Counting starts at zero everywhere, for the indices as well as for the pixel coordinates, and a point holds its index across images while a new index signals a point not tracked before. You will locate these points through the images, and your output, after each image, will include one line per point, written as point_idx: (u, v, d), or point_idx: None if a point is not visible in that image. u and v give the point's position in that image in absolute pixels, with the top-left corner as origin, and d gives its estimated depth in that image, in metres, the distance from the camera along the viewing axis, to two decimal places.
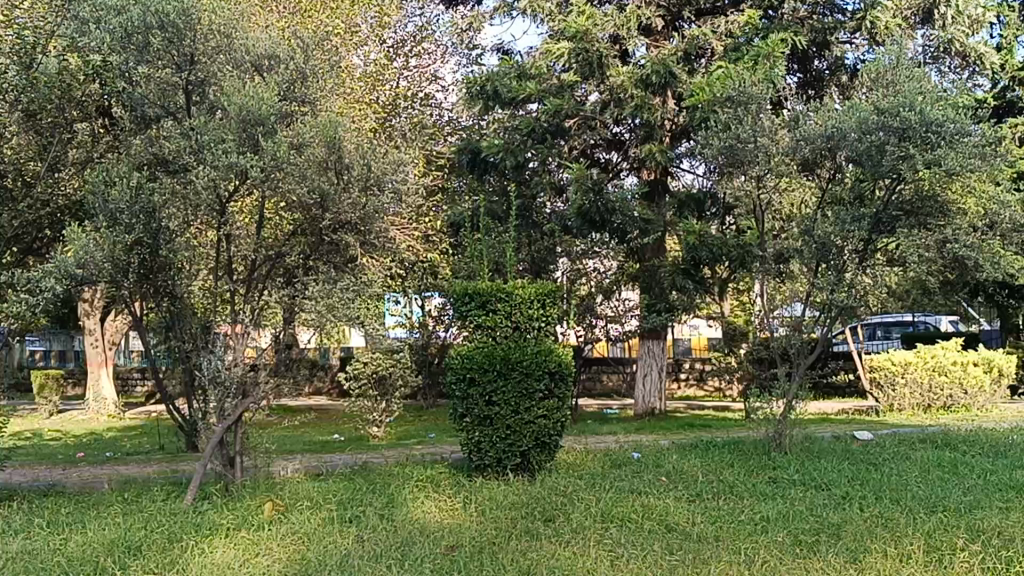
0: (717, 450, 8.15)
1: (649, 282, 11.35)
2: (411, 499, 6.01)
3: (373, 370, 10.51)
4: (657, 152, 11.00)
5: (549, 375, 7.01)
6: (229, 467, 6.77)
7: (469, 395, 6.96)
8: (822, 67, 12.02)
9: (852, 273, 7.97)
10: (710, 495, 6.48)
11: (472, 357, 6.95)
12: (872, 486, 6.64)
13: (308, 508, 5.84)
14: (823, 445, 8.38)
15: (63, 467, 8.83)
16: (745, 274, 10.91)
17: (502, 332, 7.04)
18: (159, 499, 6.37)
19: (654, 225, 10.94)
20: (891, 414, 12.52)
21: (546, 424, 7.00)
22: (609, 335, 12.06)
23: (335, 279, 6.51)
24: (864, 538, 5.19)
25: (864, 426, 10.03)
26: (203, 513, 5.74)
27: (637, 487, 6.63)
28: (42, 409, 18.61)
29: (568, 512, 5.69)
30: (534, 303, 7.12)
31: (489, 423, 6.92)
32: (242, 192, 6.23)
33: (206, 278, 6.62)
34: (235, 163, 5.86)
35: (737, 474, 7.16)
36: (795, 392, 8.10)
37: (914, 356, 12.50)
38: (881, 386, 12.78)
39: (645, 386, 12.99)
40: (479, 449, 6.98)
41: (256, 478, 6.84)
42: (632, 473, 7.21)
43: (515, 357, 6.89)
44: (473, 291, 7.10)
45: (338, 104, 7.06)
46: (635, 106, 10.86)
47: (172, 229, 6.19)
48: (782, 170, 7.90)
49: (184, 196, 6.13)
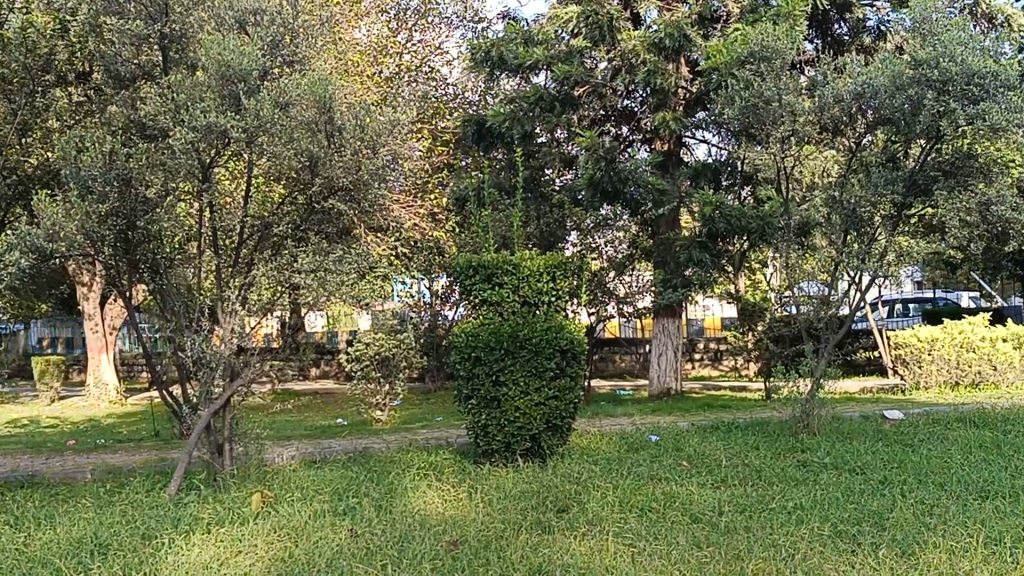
0: (739, 433, 7.66)
1: (664, 256, 10.84)
2: (412, 489, 5.53)
3: (375, 352, 10.03)
4: (671, 119, 10.47)
5: (561, 353, 6.52)
6: (218, 455, 6.30)
7: (475, 374, 6.47)
8: (843, 30, 11.44)
9: (883, 242, 7.45)
10: (737, 481, 5.99)
11: (477, 334, 6.47)
12: (912, 470, 6.14)
13: (299, 500, 5.36)
14: (852, 426, 7.87)
15: (49, 455, 8.38)
16: (764, 247, 10.39)
17: (510, 307, 6.56)
18: (140, 491, 5.91)
19: (669, 197, 10.45)
20: (917, 392, 12.00)
21: (557, 406, 6.52)
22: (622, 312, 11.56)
23: (329, 252, 6.07)
24: (911, 528, 4.69)
25: (892, 405, 9.52)
26: (185, 507, 5.27)
27: (657, 473, 6.14)
28: (42, 397, 18.20)
29: (583, 502, 5.20)
30: (544, 276, 6.61)
31: (497, 405, 6.44)
32: (227, 157, 5.71)
33: (190, 251, 6.14)
34: (215, 124, 5.36)
35: (763, 458, 6.67)
36: (823, 369, 7.60)
37: (940, 332, 11.98)
38: (907, 364, 12.26)
39: (661, 365, 12.49)
40: (487, 433, 6.50)
41: (248, 468, 6.38)
42: (651, 457, 6.72)
43: (524, 334, 6.40)
44: (478, 264, 6.61)
45: (331, 64, 6.57)
46: (649, 72, 10.34)
47: (150, 198, 5.68)
48: (808, 131, 7.37)
49: (163, 162, 5.61)
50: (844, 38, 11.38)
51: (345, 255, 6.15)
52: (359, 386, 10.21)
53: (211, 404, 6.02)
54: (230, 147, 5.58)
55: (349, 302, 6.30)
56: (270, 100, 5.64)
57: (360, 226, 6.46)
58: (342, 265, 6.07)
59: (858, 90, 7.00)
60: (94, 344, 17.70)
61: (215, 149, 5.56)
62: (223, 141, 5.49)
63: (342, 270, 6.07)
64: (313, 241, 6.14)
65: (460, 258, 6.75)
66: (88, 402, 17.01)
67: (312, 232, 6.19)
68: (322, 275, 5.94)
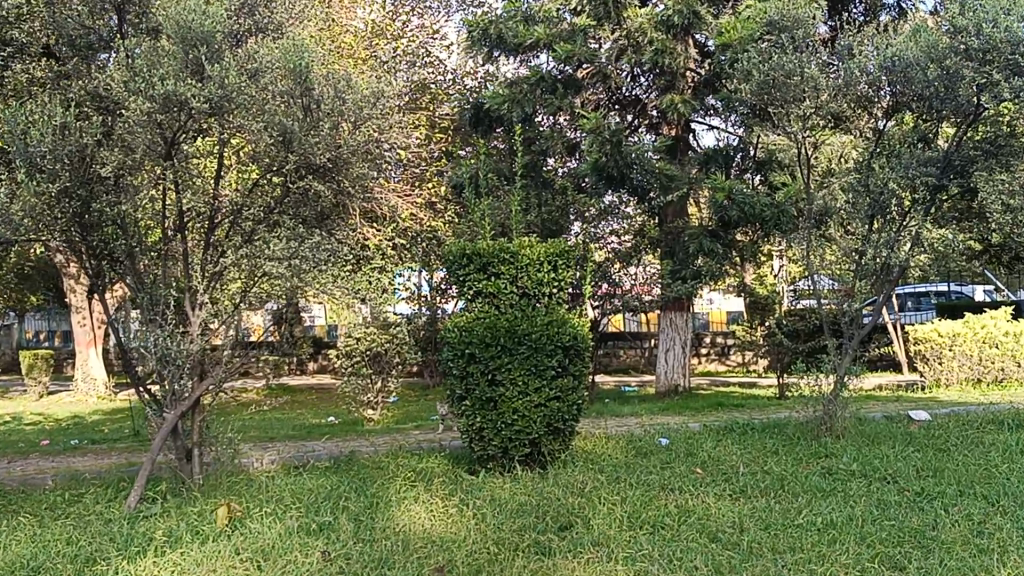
0: (756, 435, 7.09)
1: (672, 246, 10.27)
2: (397, 502, 4.97)
3: (366, 347, 9.46)
4: (679, 101, 9.94)
5: (563, 350, 5.95)
6: (186, 462, 5.74)
7: (468, 373, 5.91)
8: (860, 9, 10.89)
9: (912, 229, 6.87)
10: (757, 492, 5.43)
11: (472, 330, 5.91)
12: (949, 479, 5.58)
13: (271, 514, 4.80)
14: (878, 427, 7.30)
15: (13, 458, 7.81)
16: (779, 236, 9.83)
17: (507, 300, 5.99)
18: (97, 502, 5.35)
19: (678, 183, 9.87)
20: (937, 389, 11.43)
21: (560, 408, 5.96)
22: (627, 306, 10.99)
23: (306, 237, 5.50)
24: (961, 550, 4.14)
25: (917, 404, 8.95)
26: (141, 523, 4.71)
27: (670, 482, 5.58)
28: (30, 392, 17.66)
29: (588, 518, 4.65)
30: (545, 265, 6.04)
31: (493, 408, 5.88)
32: (191, 130, 5.14)
33: (155, 236, 5.59)
34: (175, 93, 4.78)
35: (784, 464, 6.12)
36: (847, 367, 7.03)
37: (962, 326, 11.41)
38: (926, 360, 11.68)
39: (668, 361, 11.95)
40: (482, 437, 5.94)
41: (219, 475, 5.82)
42: (661, 463, 6.16)
43: (522, 328, 5.85)
44: (472, 252, 6.03)
45: (312, 35, 6.02)
46: (657, 50, 9.76)
47: (107, 177, 5.09)
48: (831, 108, 6.81)
49: (119, 137, 5.07)
50: (860, 17, 10.80)
51: (324, 241, 5.59)
52: (349, 383, 9.65)
53: (177, 406, 5.47)
54: (195, 120, 5.01)
55: (329, 293, 5.73)
56: (239, 68, 5.07)
57: (341, 210, 5.90)
58: (319, 253, 5.50)
59: (887, 62, 6.44)
60: (82, 338, 17.12)
61: (179, 122, 4.99)
62: (187, 113, 4.93)
63: (319, 258, 5.49)
64: (288, 226, 5.57)
65: (453, 246, 6.17)
66: (75, 397, 16.44)
67: (286, 215, 5.62)
68: (296, 263, 5.37)
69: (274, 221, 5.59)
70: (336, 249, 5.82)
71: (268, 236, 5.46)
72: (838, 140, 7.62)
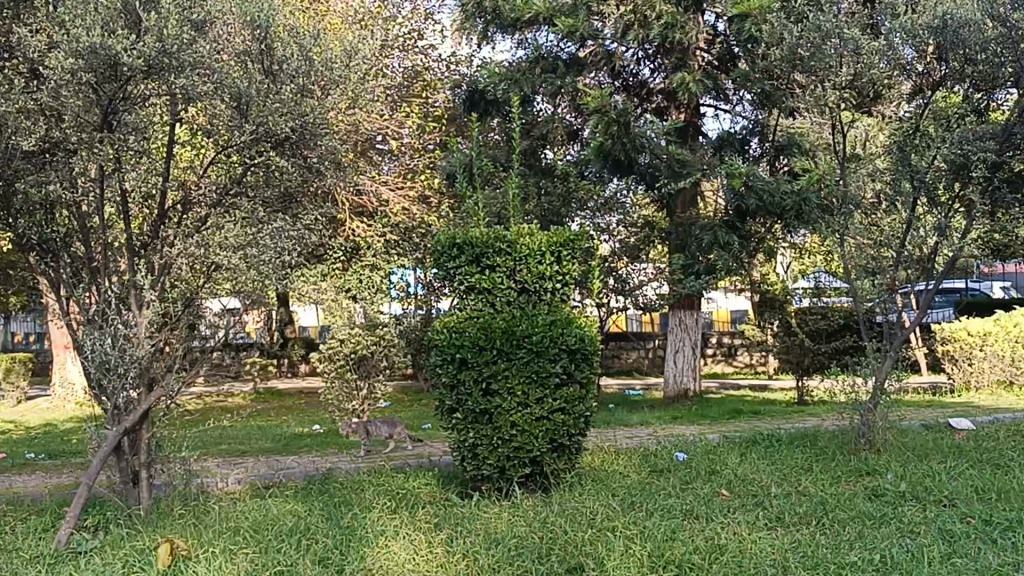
0: (784, 449, 6.31)
1: (684, 239, 9.48)
2: (376, 537, 4.18)
3: (351, 350, 8.67)
4: (690, 81, 9.20)
5: (569, 355, 5.16)
6: (133, 486, 4.94)
7: (460, 381, 5.13)
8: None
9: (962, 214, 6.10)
10: (796, 520, 4.66)
11: (463, 332, 5.12)
12: (1018, 502, 4.81)
13: (222, 553, 4.01)
14: (923, 439, 6.51)
15: None
16: (800, 226, 9.06)
17: (504, 297, 5.21)
18: (24, 534, 4.55)
19: (690, 169, 9.10)
20: (967, 392, 10.65)
21: (566, 422, 5.17)
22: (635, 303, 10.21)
23: (267, 223, 4.71)
24: None
25: (956, 411, 8.17)
26: (68, 566, 3.93)
27: (694, 508, 4.82)
28: (7, 397, 16.78)
29: (602, 556, 3.88)
30: (547, 256, 5.26)
31: (489, 422, 5.10)
32: (130, 98, 4.32)
33: (94, 223, 4.79)
34: (103, 47, 3.96)
35: (821, 485, 5.34)
36: (888, 371, 6.25)
37: (993, 325, 10.64)
38: (954, 361, 10.91)
39: (677, 364, 11.15)
40: (476, 455, 5.17)
41: (171, 500, 5.02)
42: (680, 485, 5.38)
43: (521, 329, 5.06)
44: (463, 241, 5.24)
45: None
46: (666, 25, 9.01)
47: (28, 150, 4.27)
48: None
49: (43, 103, 4.25)
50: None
51: (290, 228, 4.81)
52: (332, 389, 8.84)
53: (120, 422, 4.67)
54: (134, 84, 4.21)
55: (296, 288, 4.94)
56: (185, 19, 4.28)
57: (312, 194, 5.13)
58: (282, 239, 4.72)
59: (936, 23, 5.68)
60: (58, 341, 16.25)
61: (113, 86, 4.18)
62: (122, 75, 4.13)
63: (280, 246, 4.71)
64: (244, 208, 4.77)
65: (442, 235, 5.39)
66: (50, 404, 15.57)
67: (245, 197, 4.83)
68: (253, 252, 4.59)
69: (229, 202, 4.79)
70: (306, 238, 5.04)
71: (222, 220, 4.68)
72: (872, 118, 6.85)
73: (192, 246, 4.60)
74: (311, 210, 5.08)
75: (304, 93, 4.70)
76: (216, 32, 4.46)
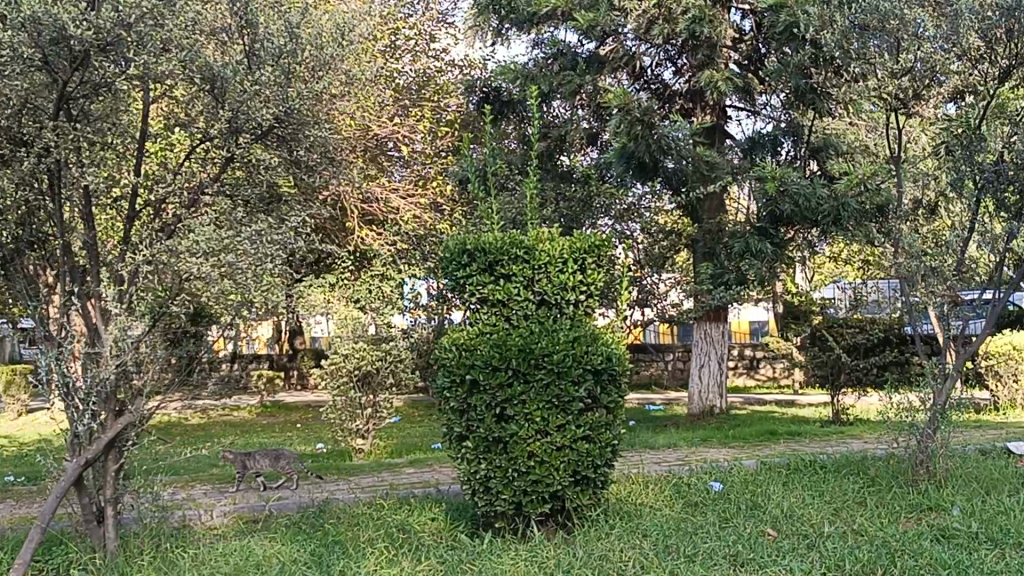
0: (830, 480, 5.68)
1: (713, 246, 8.86)
2: None
3: (355, 365, 8.08)
4: (719, 77, 8.61)
5: (594, 376, 4.55)
6: (98, 525, 4.34)
7: (471, 406, 4.52)
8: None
9: None
10: (857, 568, 4.03)
11: (474, 351, 4.52)
12: None
13: None
14: (986, 468, 5.86)
15: None
16: (838, 233, 8.43)
17: (521, 311, 4.60)
18: None
19: (719, 172, 8.50)
20: (1014, 411, 10.00)
21: (590, 451, 4.55)
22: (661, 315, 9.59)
23: (248, 225, 4.11)
24: None
25: (1013, 434, 7.51)
26: None
27: (738, 553, 4.20)
28: (6, 411, 16.18)
29: None
30: (568, 264, 4.65)
31: (503, 451, 4.50)
32: (93, 85, 3.77)
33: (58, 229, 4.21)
34: (51, 18, 3.41)
35: (878, 523, 4.72)
36: (949, 393, 5.61)
37: None
38: (999, 377, 10.28)
39: (702, 379, 10.52)
40: (489, 489, 4.57)
41: (142, 541, 4.42)
42: (719, 522, 4.76)
43: (540, 347, 4.46)
44: (475, 247, 4.65)
45: None
46: (693, 18, 8.43)
47: None
48: None
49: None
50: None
51: (276, 231, 4.21)
52: (333, 409, 8.25)
53: (80, 454, 4.08)
54: (91, 67, 3.65)
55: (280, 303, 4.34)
56: None
57: (301, 195, 4.55)
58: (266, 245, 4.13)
59: None
60: None
61: (67, 66, 3.62)
62: (75, 54, 3.57)
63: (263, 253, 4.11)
64: (222, 209, 4.17)
65: (450, 241, 4.79)
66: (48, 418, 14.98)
67: (224, 197, 4.24)
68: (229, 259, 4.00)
69: (204, 203, 4.20)
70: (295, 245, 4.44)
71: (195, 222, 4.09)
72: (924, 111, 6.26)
73: (157, 252, 4.00)
74: (302, 211, 4.49)
75: (290, 77, 4.15)
76: (189, 6, 3.89)
